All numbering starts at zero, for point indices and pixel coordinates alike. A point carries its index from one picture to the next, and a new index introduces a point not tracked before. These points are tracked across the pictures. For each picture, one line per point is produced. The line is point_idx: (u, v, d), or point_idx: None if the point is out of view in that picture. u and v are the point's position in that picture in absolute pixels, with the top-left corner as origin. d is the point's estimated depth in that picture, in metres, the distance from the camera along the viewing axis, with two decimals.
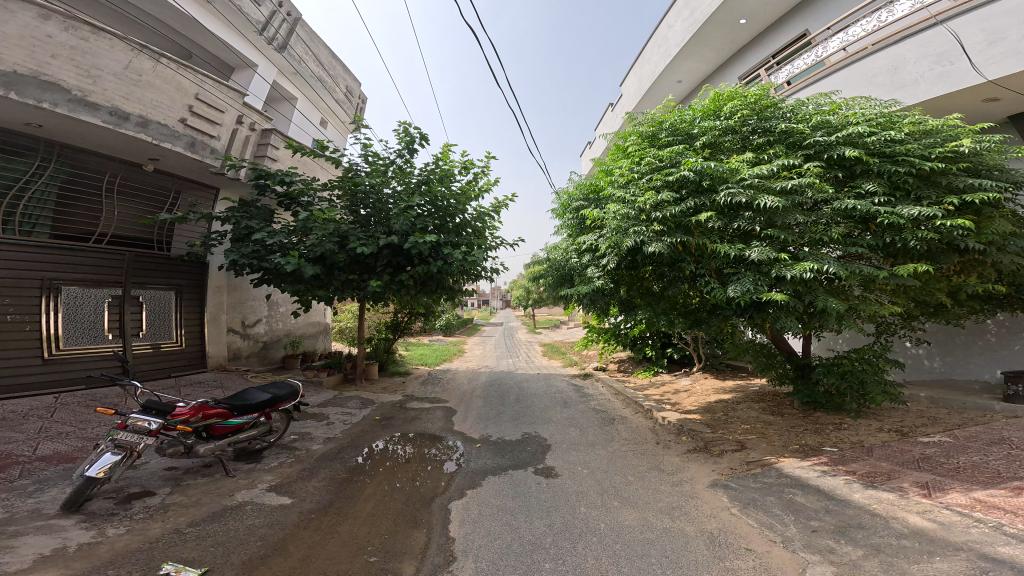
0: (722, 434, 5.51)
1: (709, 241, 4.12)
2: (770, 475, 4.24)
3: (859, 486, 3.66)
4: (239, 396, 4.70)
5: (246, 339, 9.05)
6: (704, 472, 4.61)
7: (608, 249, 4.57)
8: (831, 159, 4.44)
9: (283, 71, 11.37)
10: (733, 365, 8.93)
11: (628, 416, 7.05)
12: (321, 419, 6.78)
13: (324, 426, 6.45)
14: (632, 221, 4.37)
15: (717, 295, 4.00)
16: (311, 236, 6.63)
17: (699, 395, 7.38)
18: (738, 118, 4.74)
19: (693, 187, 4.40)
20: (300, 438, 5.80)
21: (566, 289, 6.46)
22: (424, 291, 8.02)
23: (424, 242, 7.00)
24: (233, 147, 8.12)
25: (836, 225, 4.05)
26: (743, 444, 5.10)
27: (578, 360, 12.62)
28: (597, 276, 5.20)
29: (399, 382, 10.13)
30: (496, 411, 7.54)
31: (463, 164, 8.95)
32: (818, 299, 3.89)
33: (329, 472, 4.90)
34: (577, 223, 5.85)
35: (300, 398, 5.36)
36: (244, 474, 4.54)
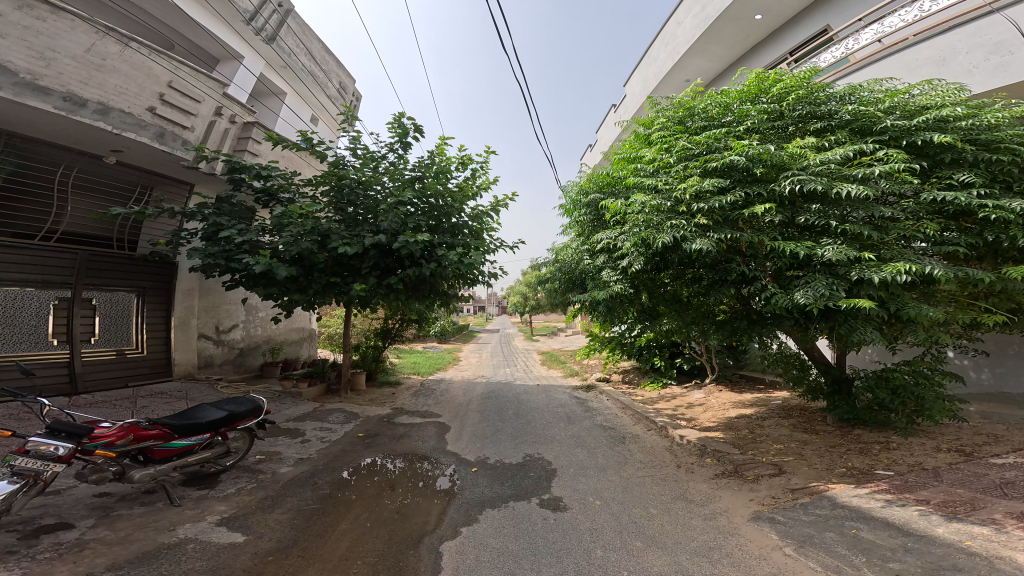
0: (753, 455, 4.88)
1: (764, 238, 3.58)
2: (823, 506, 3.62)
3: (941, 519, 3.11)
4: (187, 414, 3.97)
5: (219, 346, 8.30)
6: (741, 502, 3.97)
7: (633, 247, 4.00)
8: (911, 146, 3.94)
9: (271, 65, 10.72)
10: (748, 377, 8.33)
11: (641, 433, 6.41)
12: (297, 436, 6.02)
13: (297, 445, 5.69)
14: (667, 214, 3.83)
15: (781, 302, 3.45)
16: (285, 233, 5.94)
17: (716, 409, 6.78)
18: (789, 102, 4.30)
19: (739, 176, 3.90)
20: (267, 459, 5.04)
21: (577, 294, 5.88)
22: (416, 295, 7.33)
23: (415, 241, 6.34)
24: (209, 140, 7.40)
25: (922, 221, 3.54)
26: (780, 467, 4.48)
27: (579, 370, 11.98)
28: (615, 280, 4.67)
29: (389, 393, 9.39)
30: (495, 428, 6.84)
31: (461, 158, 8.40)
32: (906, 306, 3.30)
33: (298, 501, 4.16)
34: (591, 219, 5.28)
35: (264, 415, 4.61)
36: (192, 503, 3.79)
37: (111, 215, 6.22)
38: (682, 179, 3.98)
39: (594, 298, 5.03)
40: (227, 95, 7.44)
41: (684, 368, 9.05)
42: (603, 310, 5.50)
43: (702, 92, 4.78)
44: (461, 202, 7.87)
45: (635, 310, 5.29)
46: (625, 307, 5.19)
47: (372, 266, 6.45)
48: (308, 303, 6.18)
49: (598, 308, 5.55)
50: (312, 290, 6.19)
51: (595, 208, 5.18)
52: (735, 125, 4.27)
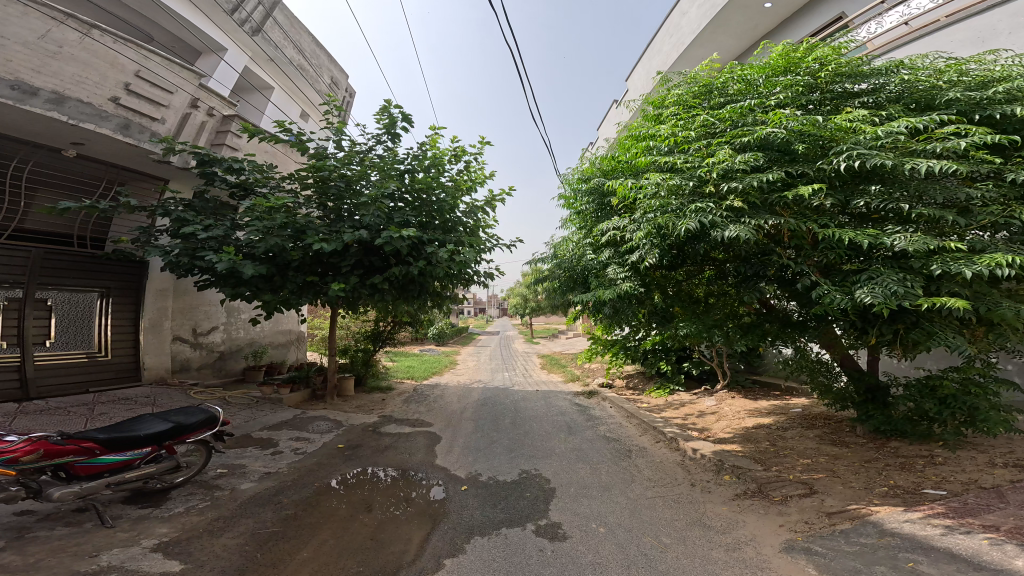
0: (779, 472, 4.32)
1: (811, 225, 3.16)
2: (868, 535, 3.05)
3: (1017, 550, 2.56)
4: (125, 426, 3.62)
5: (196, 349, 7.80)
6: (767, 528, 3.42)
7: (652, 236, 3.55)
8: (986, 121, 3.45)
9: (257, 57, 10.23)
10: (762, 382, 7.75)
11: (648, 446, 5.85)
12: (270, 447, 5.52)
13: (267, 457, 5.18)
14: (689, 197, 3.41)
15: (837, 301, 3.02)
16: (254, 225, 5.47)
17: (730, 419, 6.21)
18: (831, 72, 3.83)
19: (776, 154, 3.50)
20: (229, 473, 4.56)
21: (577, 292, 5.14)
22: (405, 296, 6.81)
23: (398, 237, 5.82)
24: (183, 132, 7.06)
25: (1006, 206, 3.07)
26: (810, 486, 3.93)
27: (580, 375, 11.39)
28: (621, 276, 4.20)
29: (379, 399, 8.85)
30: (488, 439, 6.29)
31: (453, 150, 7.87)
32: (996, 306, 2.91)
33: (254, 524, 3.68)
34: (595, 209, 4.82)
35: (219, 426, 4.21)
36: (128, 523, 3.41)
37: (60, 210, 5.61)
38: (705, 159, 3.55)
39: (594, 300, 4.49)
40: (202, 85, 7.14)
41: (692, 373, 8.49)
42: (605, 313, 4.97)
43: (720, 67, 4.35)
44: (456, 197, 7.42)
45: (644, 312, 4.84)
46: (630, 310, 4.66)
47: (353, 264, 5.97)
48: (281, 305, 5.66)
49: (599, 310, 5.04)
50: (286, 291, 5.69)
51: (599, 196, 4.71)
52: (764, 99, 3.82)
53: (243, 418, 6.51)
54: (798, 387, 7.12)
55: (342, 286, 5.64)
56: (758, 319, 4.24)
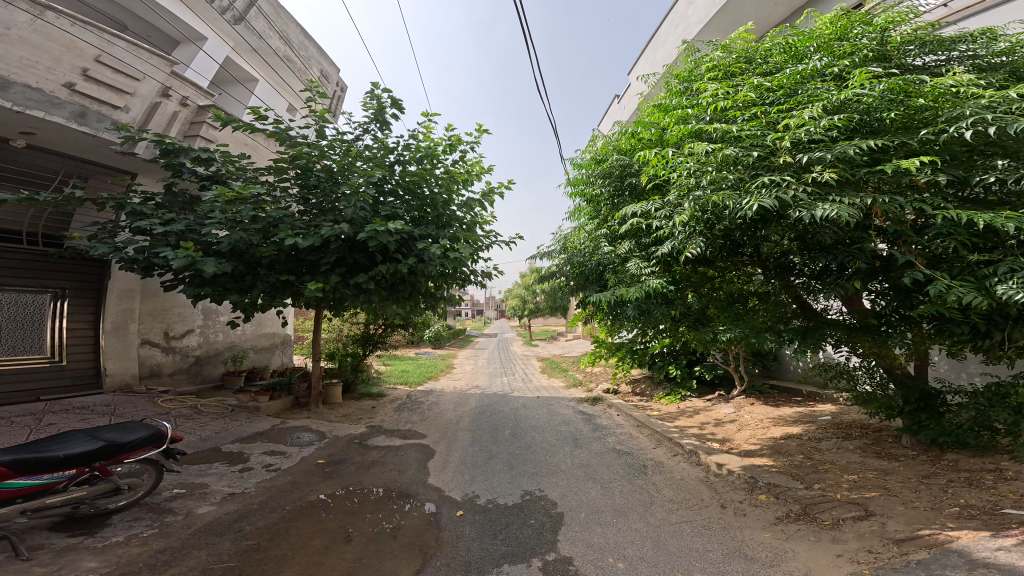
0: (824, 491, 3.80)
1: (912, 205, 2.84)
2: (956, 567, 2.52)
3: None
4: (43, 444, 3.10)
5: (168, 353, 7.24)
6: (822, 559, 2.90)
7: (716, 216, 3.20)
8: None
9: (240, 48, 9.67)
10: (781, 388, 7.24)
11: (665, 460, 5.29)
12: (239, 462, 4.93)
13: (235, 475, 4.58)
14: (752, 170, 3.11)
15: (953, 293, 2.69)
16: (217, 215, 4.88)
17: (753, 429, 5.65)
18: (899, 37, 3.54)
19: (854, 126, 3.21)
20: (185, 494, 3.98)
21: (589, 292, 4.60)
22: (395, 296, 6.25)
23: (383, 230, 5.25)
24: (151, 123, 6.53)
25: None
26: (865, 507, 3.42)
27: (583, 380, 10.83)
28: (647, 271, 3.78)
29: (368, 407, 8.23)
30: (487, 453, 5.70)
31: (448, 140, 7.36)
32: None
33: (205, 558, 3.10)
34: (611, 193, 4.43)
35: (167, 442, 3.61)
36: (48, 557, 2.87)
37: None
38: (767, 130, 3.23)
39: (612, 298, 3.97)
40: (174, 73, 6.67)
41: (704, 378, 7.96)
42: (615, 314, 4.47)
43: (760, 37, 4.07)
44: (451, 190, 6.90)
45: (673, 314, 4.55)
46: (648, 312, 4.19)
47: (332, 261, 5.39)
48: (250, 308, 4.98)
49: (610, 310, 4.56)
50: (258, 291, 5.08)
51: (618, 178, 4.32)
52: (829, 63, 3.48)
53: (214, 429, 5.90)
54: (822, 393, 6.59)
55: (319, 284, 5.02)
56: (817, 321, 3.88)
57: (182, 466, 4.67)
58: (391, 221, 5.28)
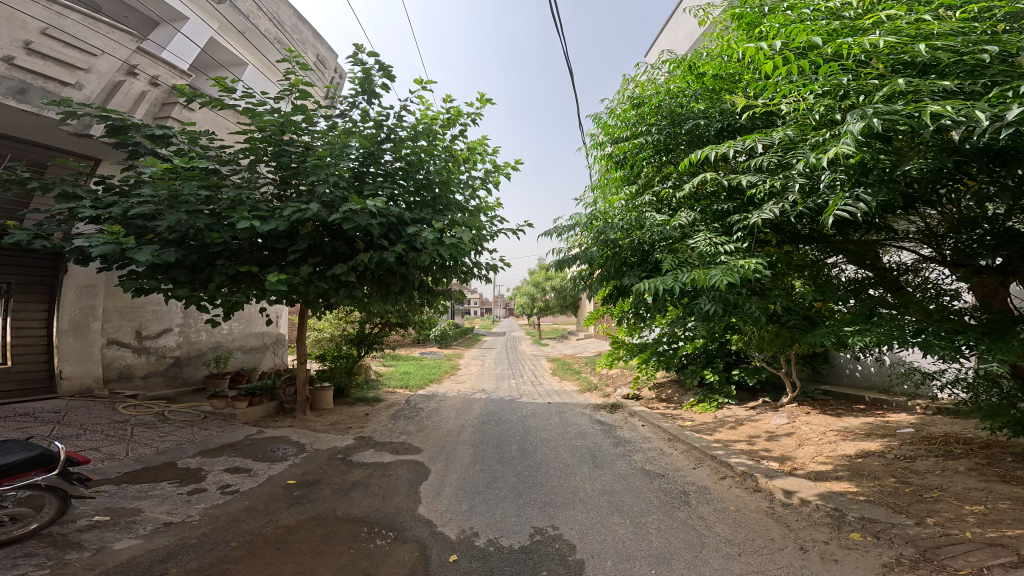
0: (945, 528, 2.92)
1: None
2: None
3: None
4: None
5: (141, 354, 6.74)
6: None
7: (930, 159, 2.41)
8: None
9: (224, 29, 8.86)
10: (837, 394, 6.22)
11: (709, 484, 4.34)
12: (192, 483, 4.29)
13: (179, 501, 3.94)
14: (959, 85, 2.32)
15: None
16: (161, 194, 4.17)
17: (818, 446, 4.67)
18: None
19: None
20: (105, 523, 3.41)
21: (616, 277, 3.82)
22: (385, 288, 5.40)
23: (363, 211, 4.47)
24: (112, 101, 5.89)
25: None
26: (1019, 553, 2.54)
27: (599, 384, 9.84)
28: (725, 248, 3.03)
29: (362, 414, 7.43)
30: (491, 473, 4.81)
31: (448, 114, 6.49)
32: None
33: None
34: (655, 147, 3.81)
35: (58, 466, 3.10)
36: None
37: None
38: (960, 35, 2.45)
39: (675, 285, 3.02)
40: (139, 49, 5.88)
41: (743, 383, 6.93)
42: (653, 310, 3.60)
43: None
44: (453, 173, 6.12)
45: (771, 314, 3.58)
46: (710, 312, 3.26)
47: (301, 248, 4.57)
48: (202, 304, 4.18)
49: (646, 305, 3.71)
50: (213, 285, 4.30)
51: (670, 125, 3.70)
52: None
53: (175, 441, 5.25)
54: (892, 401, 5.56)
55: (282, 275, 4.19)
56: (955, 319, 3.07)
57: (123, 489, 3.97)
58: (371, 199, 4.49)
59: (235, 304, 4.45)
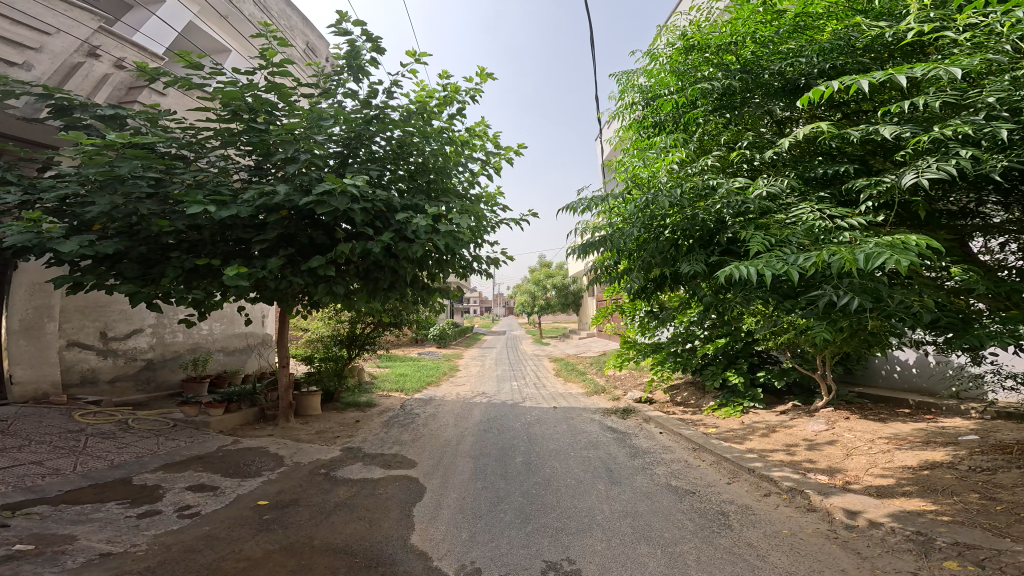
0: None
1: None
2: None
3: None
4: None
5: (106, 357, 6.26)
6: None
7: None
8: None
9: (204, 13, 7.97)
10: (874, 397, 5.63)
11: (750, 502, 3.78)
12: (146, 503, 3.74)
13: (125, 526, 3.37)
14: None
15: None
16: (105, 173, 3.58)
17: (870, 457, 4.14)
18: None
19: None
20: (27, 553, 2.86)
21: (669, 264, 3.16)
22: (373, 283, 4.79)
23: (339, 193, 3.88)
24: (68, 84, 5.28)
25: None
26: None
27: (607, 386, 9.27)
28: (850, 222, 2.48)
29: (353, 420, 6.83)
30: (490, 493, 4.21)
31: (444, 92, 5.77)
32: None
33: None
34: (715, 100, 3.53)
35: None
36: None
37: None
38: None
39: (791, 266, 2.34)
40: (100, 28, 5.19)
41: (769, 385, 6.37)
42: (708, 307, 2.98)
43: None
44: (455, 157, 5.52)
45: (920, 301, 2.52)
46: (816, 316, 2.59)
47: (270, 237, 3.95)
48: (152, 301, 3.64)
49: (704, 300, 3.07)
50: (166, 280, 3.70)
51: (741, 71, 3.40)
52: None
53: (134, 454, 4.69)
54: (941, 405, 5.01)
55: (242, 268, 3.56)
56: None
57: (60, 515, 3.38)
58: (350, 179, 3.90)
59: (195, 303, 3.87)
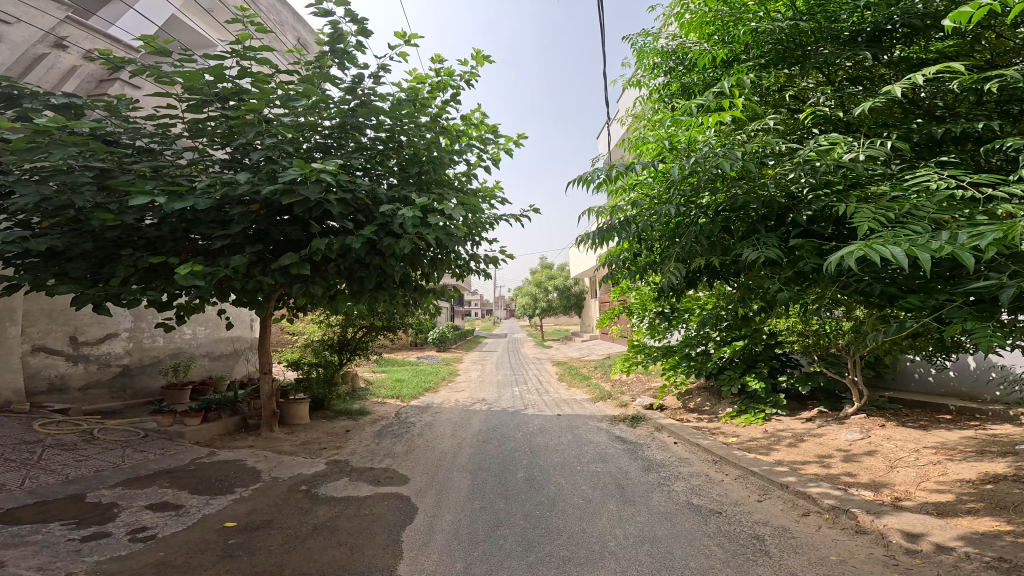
0: None
1: None
2: None
3: None
4: None
5: (76, 363, 5.82)
6: None
7: None
8: None
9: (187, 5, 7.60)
10: (909, 402, 5.16)
11: (787, 524, 3.31)
12: (94, 524, 3.32)
13: (64, 551, 2.93)
14: None
15: None
16: (50, 159, 3.19)
17: (919, 469, 3.67)
18: None
19: None
20: None
21: (738, 247, 2.74)
22: (357, 282, 4.37)
23: (313, 182, 3.52)
24: (31, 75, 4.97)
25: None
26: None
27: (613, 391, 8.79)
28: (994, 186, 2.11)
29: (342, 430, 6.35)
30: (489, 515, 3.72)
31: (437, 77, 5.32)
32: None
33: None
34: (774, 49, 3.36)
35: None
36: None
37: None
38: None
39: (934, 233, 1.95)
40: (67, 18, 4.99)
41: (791, 390, 5.90)
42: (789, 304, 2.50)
43: None
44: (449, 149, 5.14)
45: None
46: (973, 317, 2.11)
47: (236, 231, 3.57)
48: (99, 304, 3.27)
49: (776, 295, 2.60)
50: (116, 279, 3.31)
51: (809, 16, 3.20)
52: None
53: (94, 468, 4.26)
54: (988, 410, 4.54)
55: (197, 265, 3.13)
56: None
57: None
58: (323, 165, 3.49)
59: (153, 304, 3.47)
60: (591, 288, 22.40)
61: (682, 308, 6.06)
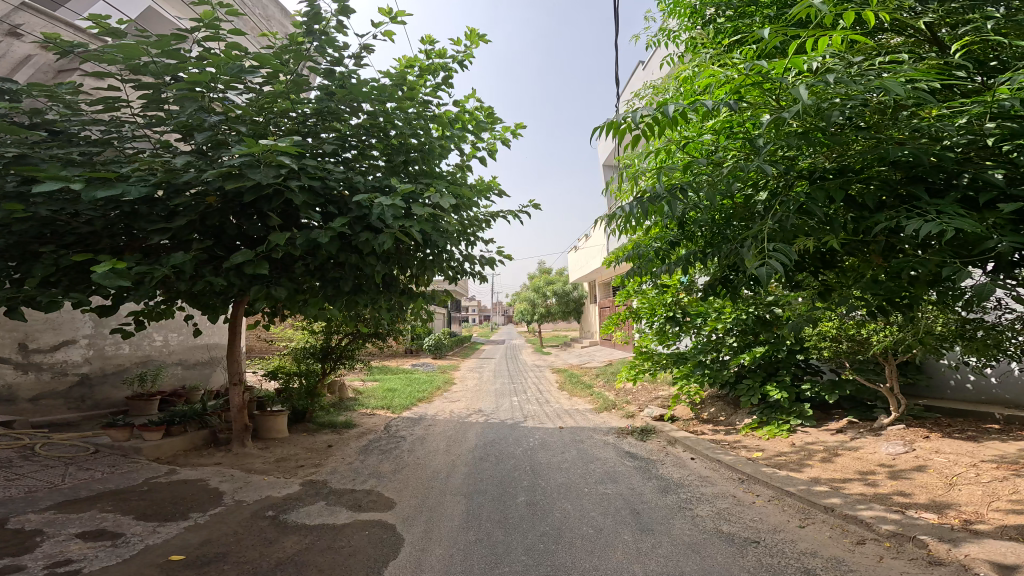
0: None
1: None
2: None
3: None
4: None
5: (25, 373, 5.29)
6: None
7: None
8: None
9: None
10: (951, 411, 4.68)
11: (840, 554, 2.79)
12: (7, 557, 2.78)
13: None
14: None
15: None
16: None
17: (985, 487, 3.18)
18: None
19: None
20: None
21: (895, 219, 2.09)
22: (331, 282, 3.88)
23: (268, 165, 3.11)
24: None
25: None
26: None
27: (618, 401, 8.28)
28: None
29: (324, 445, 5.74)
30: (489, 549, 3.15)
31: (428, 60, 4.90)
32: None
33: None
34: None
35: None
36: None
37: None
38: None
39: None
40: (23, 4, 4.74)
41: (815, 399, 5.43)
42: (982, 296, 1.88)
43: None
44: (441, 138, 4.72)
45: None
46: None
47: (180, 223, 3.14)
48: (13, 306, 2.77)
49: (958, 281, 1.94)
50: (35, 278, 2.85)
51: None
52: None
53: (25, 489, 3.73)
54: None
55: (120, 262, 2.67)
56: None
57: None
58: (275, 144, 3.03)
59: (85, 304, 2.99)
60: (591, 294, 21.90)
61: (693, 314, 5.67)
